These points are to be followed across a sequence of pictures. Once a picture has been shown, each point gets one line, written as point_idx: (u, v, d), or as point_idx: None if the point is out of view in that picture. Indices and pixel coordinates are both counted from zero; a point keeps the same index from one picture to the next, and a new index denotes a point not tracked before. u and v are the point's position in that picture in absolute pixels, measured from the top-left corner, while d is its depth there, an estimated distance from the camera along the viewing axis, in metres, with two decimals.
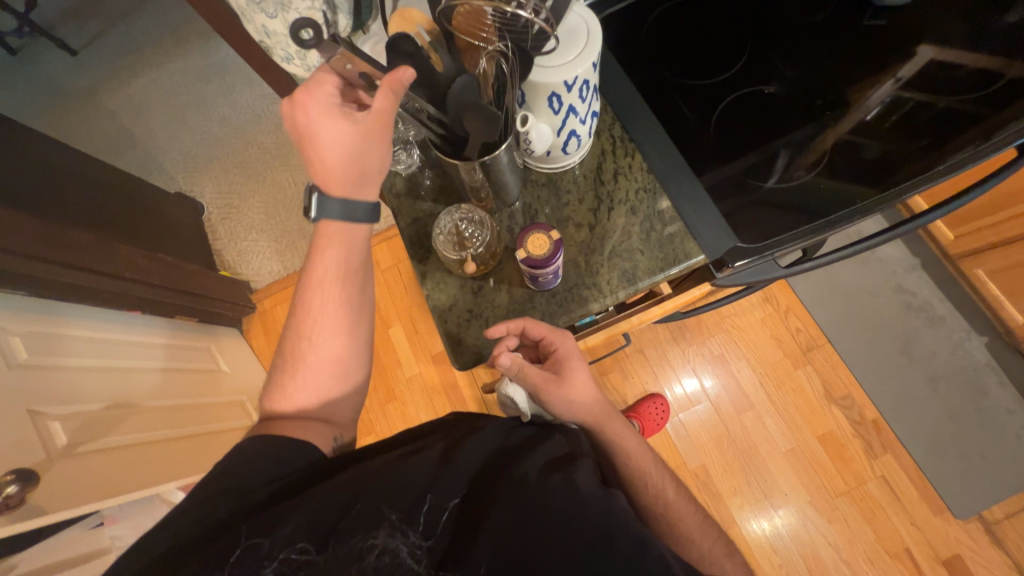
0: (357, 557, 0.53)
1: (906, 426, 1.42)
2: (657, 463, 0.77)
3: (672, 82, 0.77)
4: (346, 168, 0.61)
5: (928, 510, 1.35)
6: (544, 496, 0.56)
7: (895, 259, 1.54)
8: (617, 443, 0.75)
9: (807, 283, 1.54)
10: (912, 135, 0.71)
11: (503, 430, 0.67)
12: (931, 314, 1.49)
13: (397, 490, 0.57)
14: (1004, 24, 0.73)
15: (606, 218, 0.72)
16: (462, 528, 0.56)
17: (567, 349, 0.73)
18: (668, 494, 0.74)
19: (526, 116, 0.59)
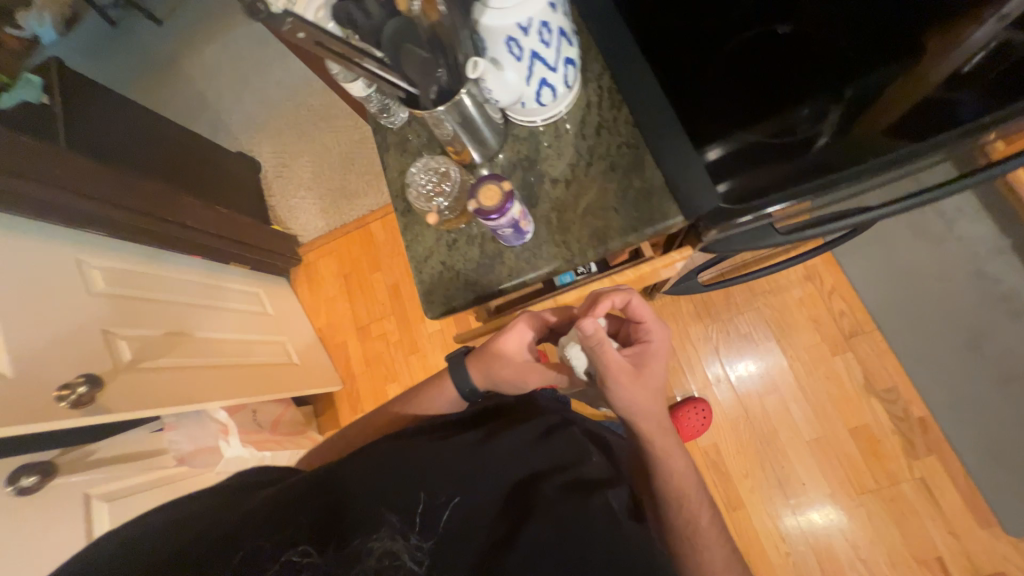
0: (359, 557, 0.62)
1: (960, 428, 1.25)
2: (698, 487, 0.80)
3: (689, 46, 0.75)
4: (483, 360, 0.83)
5: (973, 520, 1.21)
6: (558, 511, 0.64)
7: (977, 239, 1.32)
8: (667, 459, 0.79)
9: (859, 262, 1.38)
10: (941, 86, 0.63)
11: (532, 436, 0.76)
12: (1017, 306, 1.27)
13: (396, 497, 0.67)
14: None
15: (583, 174, 0.70)
16: (459, 528, 0.66)
17: (654, 347, 0.77)
18: (705, 523, 0.77)
19: (477, 60, 0.56)
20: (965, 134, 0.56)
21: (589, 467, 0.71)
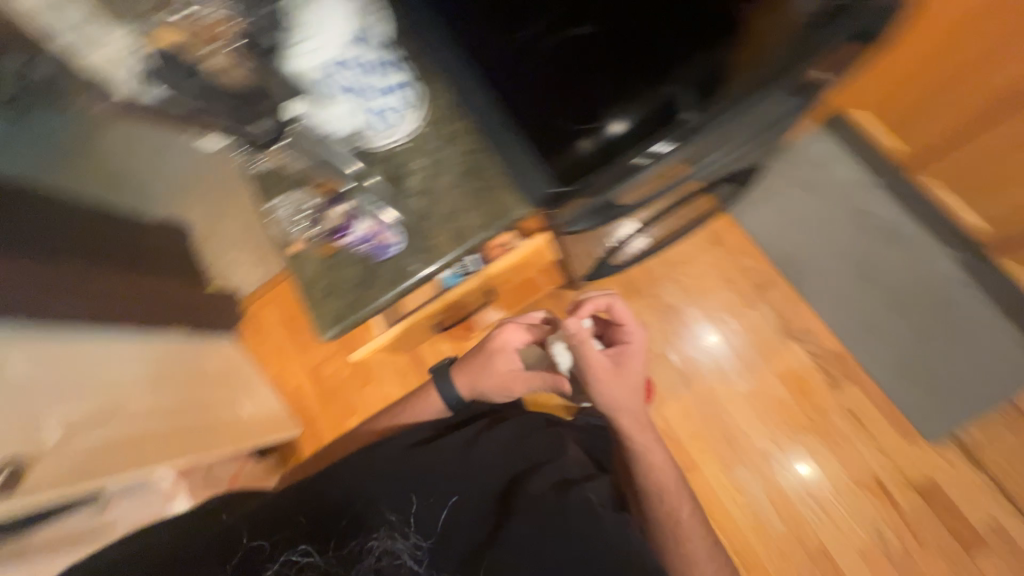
0: (366, 557, 0.80)
1: (869, 353, 1.36)
2: (677, 483, 1.03)
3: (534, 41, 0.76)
4: (480, 369, 1.05)
5: (897, 435, 1.31)
6: (547, 506, 0.88)
7: (850, 180, 1.44)
8: (651, 456, 1.03)
9: (756, 219, 1.49)
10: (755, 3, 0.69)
11: (517, 438, 1.00)
12: (895, 233, 1.39)
13: (388, 495, 0.90)
14: None
15: (437, 182, 0.77)
16: (453, 522, 0.89)
17: (632, 345, 1.03)
18: (683, 511, 1.00)
19: (293, 103, 0.64)
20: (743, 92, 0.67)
21: (565, 467, 0.96)
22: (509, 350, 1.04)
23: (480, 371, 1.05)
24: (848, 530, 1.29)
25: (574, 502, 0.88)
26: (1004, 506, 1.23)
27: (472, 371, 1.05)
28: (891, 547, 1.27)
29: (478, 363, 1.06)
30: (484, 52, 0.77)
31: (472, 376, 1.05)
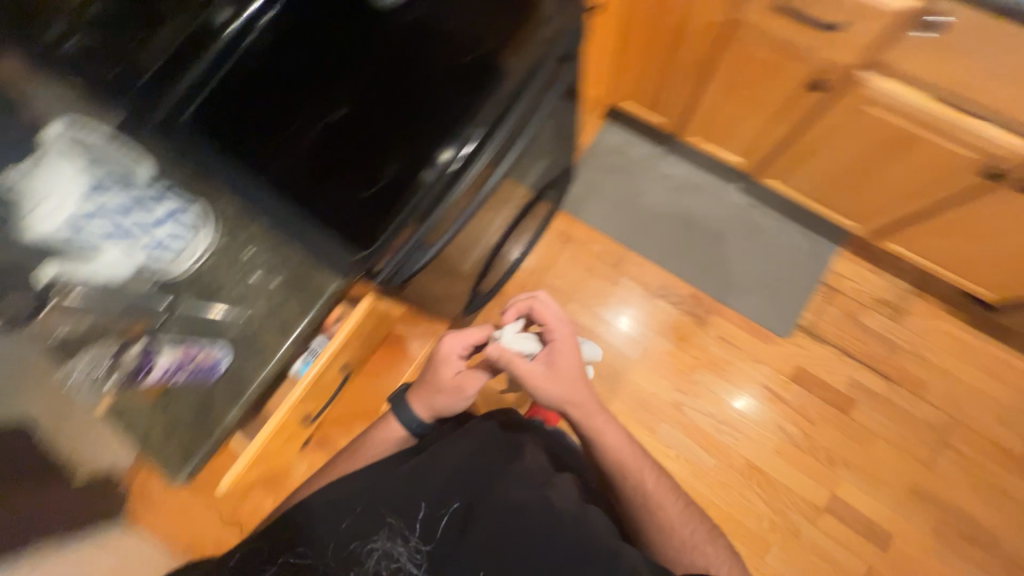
0: (363, 557, 0.78)
1: (715, 286, 1.59)
2: (639, 456, 0.98)
3: (301, 128, 0.82)
4: (426, 391, 0.99)
5: (760, 342, 1.53)
6: (523, 513, 0.80)
7: (645, 155, 1.71)
8: (608, 440, 0.97)
9: (589, 210, 1.70)
10: (485, 36, 0.84)
11: (481, 447, 0.92)
12: (693, 185, 1.67)
13: (386, 502, 0.84)
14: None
15: (247, 287, 0.78)
16: (455, 528, 0.81)
17: (559, 341, 0.98)
18: (649, 486, 0.94)
19: (42, 268, 0.72)
20: (486, 133, 0.82)
21: (530, 472, 0.88)
22: (454, 358, 0.96)
23: (432, 387, 0.98)
24: (761, 436, 1.46)
25: (537, 505, 0.81)
26: (852, 365, 1.48)
27: (418, 395, 1.00)
28: (794, 437, 1.45)
29: (428, 381, 0.98)
30: (257, 153, 0.80)
31: (421, 400, 1.00)
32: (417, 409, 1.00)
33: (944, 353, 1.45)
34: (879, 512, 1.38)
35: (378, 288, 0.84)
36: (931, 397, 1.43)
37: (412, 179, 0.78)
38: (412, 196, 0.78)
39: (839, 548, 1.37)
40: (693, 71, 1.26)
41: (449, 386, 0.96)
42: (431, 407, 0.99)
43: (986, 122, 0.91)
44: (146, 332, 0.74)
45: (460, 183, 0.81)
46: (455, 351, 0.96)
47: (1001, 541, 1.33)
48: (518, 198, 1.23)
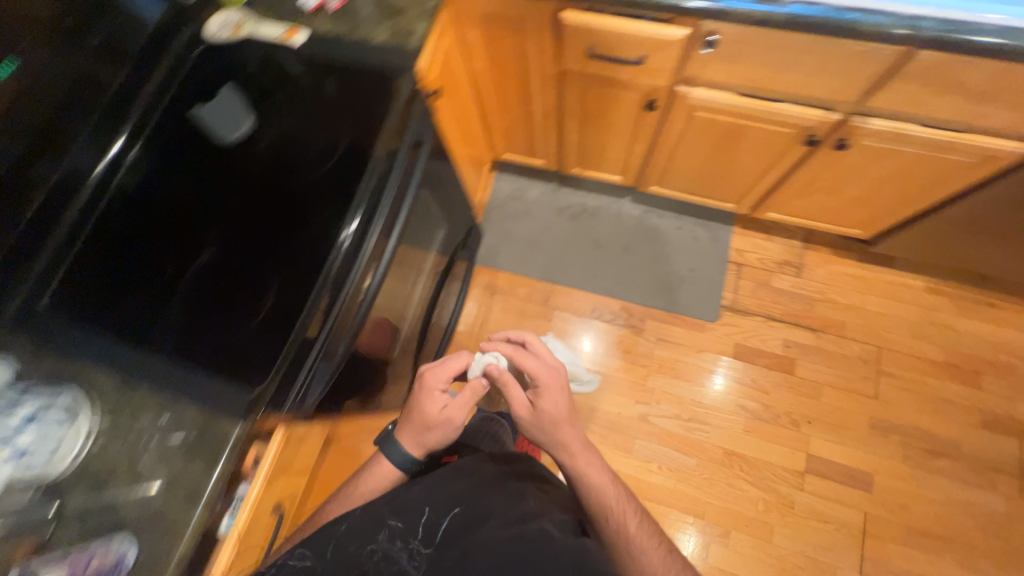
0: (362, 559, 0.76)
1: (639, 294, 1.66)
2: (622, 498, 0.95)
3: (175, 271, 0.80)
4: (414, 427, 0.95)
5: (696, 332, 1.60)
6: (523, 532, 0.78)
7: (540, 193, 1.81)
8: (596, 477, 0.94)
9: (505, 258, 1.76)
10: (335, 121, 0.86)
11: (488, 481, 0.90)
12: (590, 209, 1.77)
13: (397, 507, 0.82)
14: (352, 87, 0.89)
15: (144, 462, 0.72)
16: (455, 536, 0.79)
17: (548, 382, 0.96)
18: (633, 528, 0.92)
19: None
20: (363, 219, 0.80)
21: (528, 505, 0.85)
22: (438, 391, 0.94)
23: (417, 425, 0.95)
24: (726, 420, 1.50)
25: (535, 533, 0.78)
26: (779, 326, 1.57)
27: (407, 434, 0.95)
28: (755, 410, 1.50)
29: (414, 417, 0.95)
30: (133, 312, 0.78)
31: (410, 439, 0.95)
32: (406, 450, 0.95)
33: (847, 290, 1.59)
34: (852, 456, 1.43)
35: (299, 406, 0.79)
36: (853, 333, 1.54)
37: (297, 292, 0.76)
38: (319, 280, 0.76)
39: (830, 504, 1.40)
40: (550, 116, 1.38)
41: (440, 419, 0.93)
42: (420, 445, 0.95)
43: (782, 103, 1.05)
44: (30, 554, 0.65)
45: (353, 279, 0.79)
46: (440, 383, 0.94)
47: (960, 445, 1.41)
48: (427, 270, 1.23)
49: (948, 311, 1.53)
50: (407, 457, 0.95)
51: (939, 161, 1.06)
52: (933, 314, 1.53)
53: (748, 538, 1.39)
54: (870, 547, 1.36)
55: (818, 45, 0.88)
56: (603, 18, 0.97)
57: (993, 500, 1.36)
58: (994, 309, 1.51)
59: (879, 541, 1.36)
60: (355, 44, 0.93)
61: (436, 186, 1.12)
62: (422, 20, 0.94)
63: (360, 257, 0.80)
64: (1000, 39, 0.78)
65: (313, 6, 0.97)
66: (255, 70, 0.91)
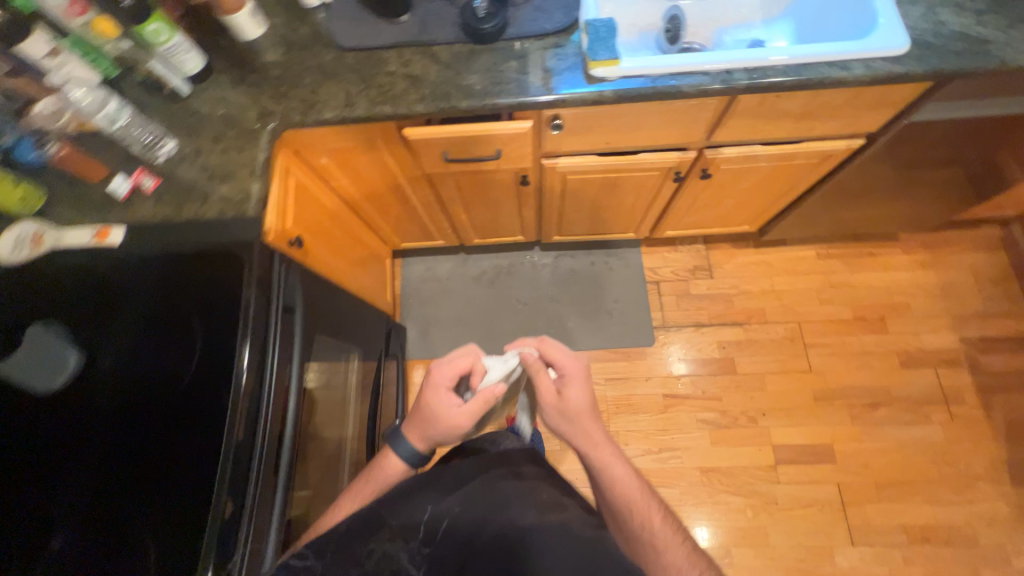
0: (360, 559, 0.66)
1: (575, 340, 1.65)
2: (644, 491, 0.82)
3: (42, 548, 0.70)
4: (421, 422, 0.84)
5: (640, 361, 1.61)
6: (540, 531, 0.63)
7: (451, 268, 1.76)
8: (617, 470, 0.82)
9: (436, 345, 1.68)
10: (181, 310, 0.79)
11: (495, 473, 0.75)
12: (505, 269, 1.74)
13: (398, 507, 0.70)
14: (189, 264, 0.81)
15: None
16: (457, 536, 0.66)
17: (575, 370, 0.84)
18: (656, 523, 0.80)
19: None
20: (240, 411, 0.69)
21: (548, 501, 0.70)
22: (446, 389, 0.82)
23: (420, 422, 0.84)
24: (693, 439, 1.52)
25: (550, 529, 0.63)
26: (709, 330, 1.63)
27: (413, 429, 0.85)
28: (715, 420, 1.53)
29: (419, 412, 0.85)
30: None
31: (415, 436, 0.85)
32: (410, 448, 0.85)
33: (757, 277, 1.68)
34: (810, 434, 1.50)
35: None
36: (774, 317, 1.63)
37: (191, 529, 0.65)
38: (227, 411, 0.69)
39: (807, 487, 1.45)
40: (433, 206, 1.33)
41: (445, 418, 0.81)
42: (423, 441, 0.84)
43: (641, 154, 1.08)
44: None
45: (252, 484, 0.67)
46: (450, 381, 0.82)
47: (891, 390, 1.52)
48: (357, 384, 1.13)
49: (843, 270, 1.66)
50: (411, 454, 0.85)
51: (791, 167, 1.14)
52: (832, 277, 1.66)
53: (749, 549, 1.41)
54: (852, 515, 1.42)
55: (656, 106, 0.91)
56: (445, 125, 0.94)
57: (933, 431, 1.48)
58: (877, 258, 1.67)
59: (858, 506, 1.43)
60: (186, 223, 0.83)
61: (335, 326, 1.03)
62: (257, 177, 0.86)
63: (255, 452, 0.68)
64: (797, 75, 0.83)
65: (123, 193, 0.85)
66: (74, 281, 0.81)
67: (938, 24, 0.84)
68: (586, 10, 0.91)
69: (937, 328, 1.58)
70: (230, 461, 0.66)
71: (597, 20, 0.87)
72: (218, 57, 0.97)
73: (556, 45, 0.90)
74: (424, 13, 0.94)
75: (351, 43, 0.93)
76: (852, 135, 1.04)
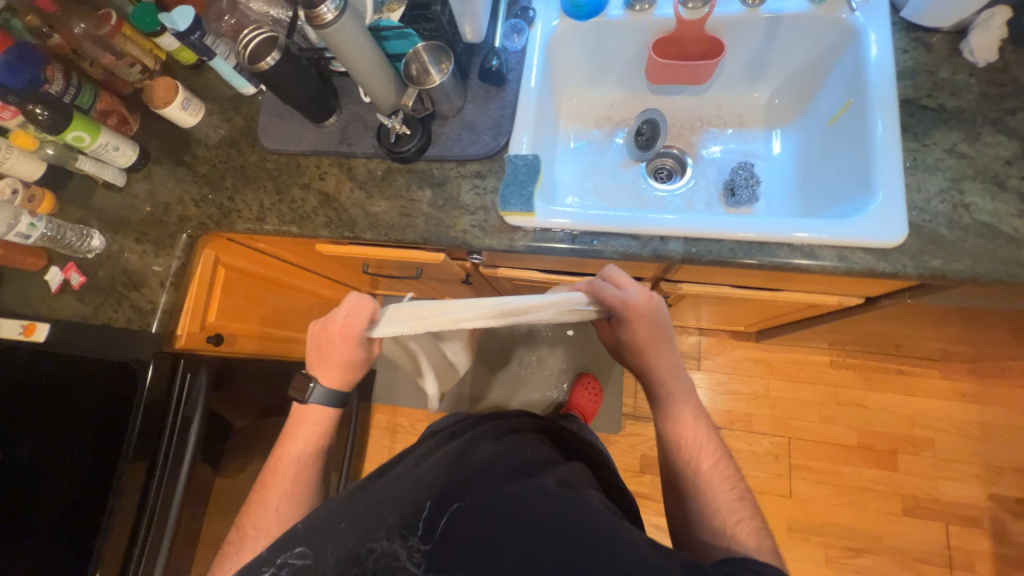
0: (359, 559, 0.59)
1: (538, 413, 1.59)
2: (703, 430, 0.72)
3: None
4: (333, 372, 0.74)
5: None
6: (553, 514, 0.57)
7: None
8: (675, 404, 0.73)
9: (401, 391, 1.69)
10: (48, 360, 0.85)
11: (478, 442, 0.72)
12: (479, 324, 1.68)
13: (389, 501, 0.63)
14: (77, 321, 0.88)
15: None
16: (462, 530, 0.60)
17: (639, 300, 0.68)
18: (706, 464, 0.70)
19: None
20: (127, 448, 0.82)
21: (533, 468, 0.66)
22: (352, 342, 0.71)
23: (334, 371, 0.74)
24: None
25: (568, 519, 0.56)
26: None
27: (327, 378, 0.74)
28: (666, 524, 1.45)
29: (328, 367, 0.73)
30: None
31: (332, 382, 0.75)
32: (329, 392, 0.76)
33: (750, 377, 1.49)
34: None
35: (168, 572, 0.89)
36: (760, 427, 1.45)
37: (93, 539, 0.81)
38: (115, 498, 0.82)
39: None
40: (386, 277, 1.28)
41: (358, 363, 0.73)
42: (340, 384, 0.76)
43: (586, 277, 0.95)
44: None
45: (148, 499, 0.85)
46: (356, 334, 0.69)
47: (882, 538, 1.32)
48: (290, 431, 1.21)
49: (856, 386, 1.43)
50: (332, 397, 0.77)
51: (770, 306, 0.97)
52: (841, 392, 1.43)
53: None
54: None
55: (584, 257, 0.79)
56: (354, 244, 0.88)
57: None
58: (905, 377, 1.41)
59: None
60: (98, 329, 0.87)
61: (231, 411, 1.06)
62: (165, 288, 0.88)
63: (143, 475, 0.84)
64: (748, 255, 0.68)
65: (54, 287, 0.90)
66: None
67: (959, 208, 0.63)
68: (517, 137, 0.79)
69: (962, 476, 1.33)
70: (121, 491, 0.82)
71: (520, 156, 0.75)
72: (158, 143, 0.96)
73: (476, 175, 0.79)
74: (349, 117, 0.86)
75: (273, 144, 0.88)
76: (843, 293, 0.84)
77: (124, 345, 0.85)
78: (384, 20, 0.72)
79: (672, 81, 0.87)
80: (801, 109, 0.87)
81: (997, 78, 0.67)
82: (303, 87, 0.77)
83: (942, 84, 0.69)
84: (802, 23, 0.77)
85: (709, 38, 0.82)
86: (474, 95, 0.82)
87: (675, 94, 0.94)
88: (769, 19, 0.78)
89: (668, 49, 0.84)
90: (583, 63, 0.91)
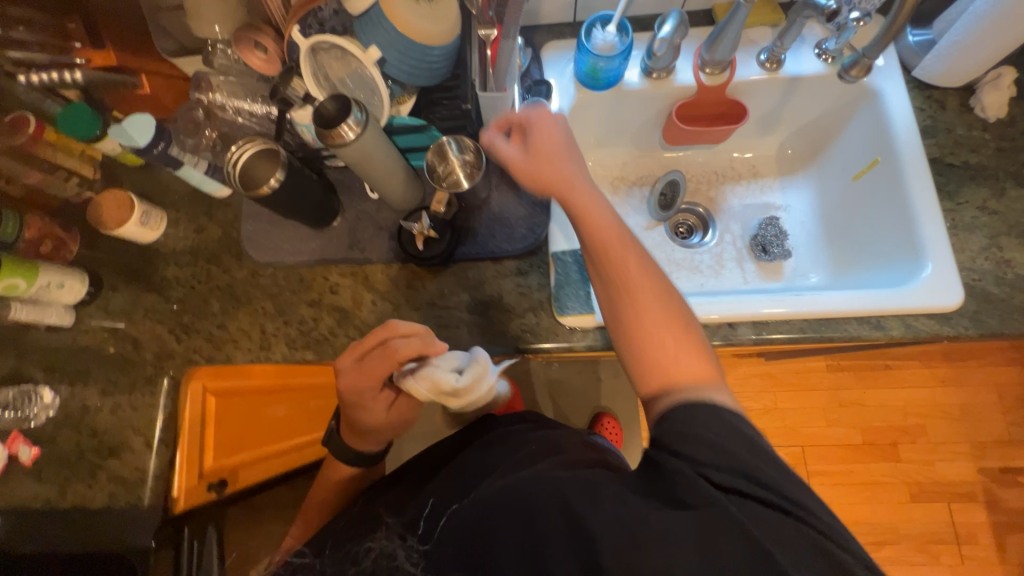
0: (355, 559, 0.54)
1: None
2: (640, 262, 0.53)
3: None
4: (359, 431, 0.65)
5: None
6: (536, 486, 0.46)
7: None
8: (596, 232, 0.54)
9: None
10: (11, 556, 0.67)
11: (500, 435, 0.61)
12: None
13: (401, 502, 0.60)
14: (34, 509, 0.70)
15: None
16: (458, 525, 0.49)
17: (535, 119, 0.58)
18: (622, 288, 0.52)
19: None
20: None
21: (548, 444, 0.54)
22: (373, 393, 0.60)
23: (357, 429, 0.66)
24: None
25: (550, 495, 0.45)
26: None
27: (354, 437, 0.67)
28: None
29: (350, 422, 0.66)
30: None
31: (361, 441, 0.67)
32: (357, 454, 0.68)
33: (758, 392, 1.53)
34: None
35: None
36: (774, 439, 1.49)
37: None
38: None
39: None
40: None
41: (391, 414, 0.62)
42: (377, 441, 0.67)
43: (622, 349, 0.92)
44: None
45: None
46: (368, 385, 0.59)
47: (897, 527, 1.42)
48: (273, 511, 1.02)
49: (853, 387, 1.51)
50: (359, 457, 0.68)
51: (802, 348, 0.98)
52: (840, 394, 1.51)
53: None
54: None
55: None
56: None
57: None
58: (891, 372, 1.51)
59: None
60: (67, 517, 0.69)
61: None
62: (153, 448, 0.72)
63: None
64: (817, 333, 0.67)
65: None
66: None
67: (1001, 265, 0.66)
68: (556, 227, 0.72)
69: (955, 456, 1.45)
70: None
71: (566, 253, 0.71)
72: (109, 263, 0.79)
73: (517, 272, 0.72)
74: (356, 217, 0.75)
75: (265, 257, 0.75)
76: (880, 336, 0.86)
77: (112, 523, 0.70)
78: (397, 116, 0.67)
79: (693, 142, 0.85)
80: (814, 159, 0.88)
81: (1008, 132, 0.71)
82: (307, 200, 0.66)
83: (961, 140, 0.71)
84: (818, 83, 0.78)
85: (730, 101, 0.80)
86: (498, 182, 0.74)
87: (689, 150, 0.92)
88: (789, 80, 0.78)
89: (687, 112, 0.82)
90: (596, 128, 0.87)
